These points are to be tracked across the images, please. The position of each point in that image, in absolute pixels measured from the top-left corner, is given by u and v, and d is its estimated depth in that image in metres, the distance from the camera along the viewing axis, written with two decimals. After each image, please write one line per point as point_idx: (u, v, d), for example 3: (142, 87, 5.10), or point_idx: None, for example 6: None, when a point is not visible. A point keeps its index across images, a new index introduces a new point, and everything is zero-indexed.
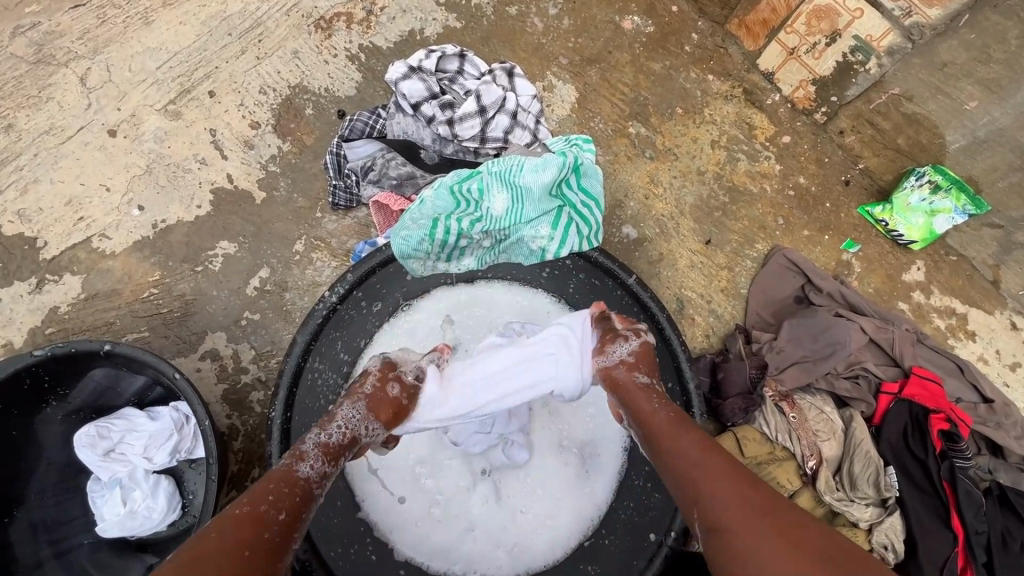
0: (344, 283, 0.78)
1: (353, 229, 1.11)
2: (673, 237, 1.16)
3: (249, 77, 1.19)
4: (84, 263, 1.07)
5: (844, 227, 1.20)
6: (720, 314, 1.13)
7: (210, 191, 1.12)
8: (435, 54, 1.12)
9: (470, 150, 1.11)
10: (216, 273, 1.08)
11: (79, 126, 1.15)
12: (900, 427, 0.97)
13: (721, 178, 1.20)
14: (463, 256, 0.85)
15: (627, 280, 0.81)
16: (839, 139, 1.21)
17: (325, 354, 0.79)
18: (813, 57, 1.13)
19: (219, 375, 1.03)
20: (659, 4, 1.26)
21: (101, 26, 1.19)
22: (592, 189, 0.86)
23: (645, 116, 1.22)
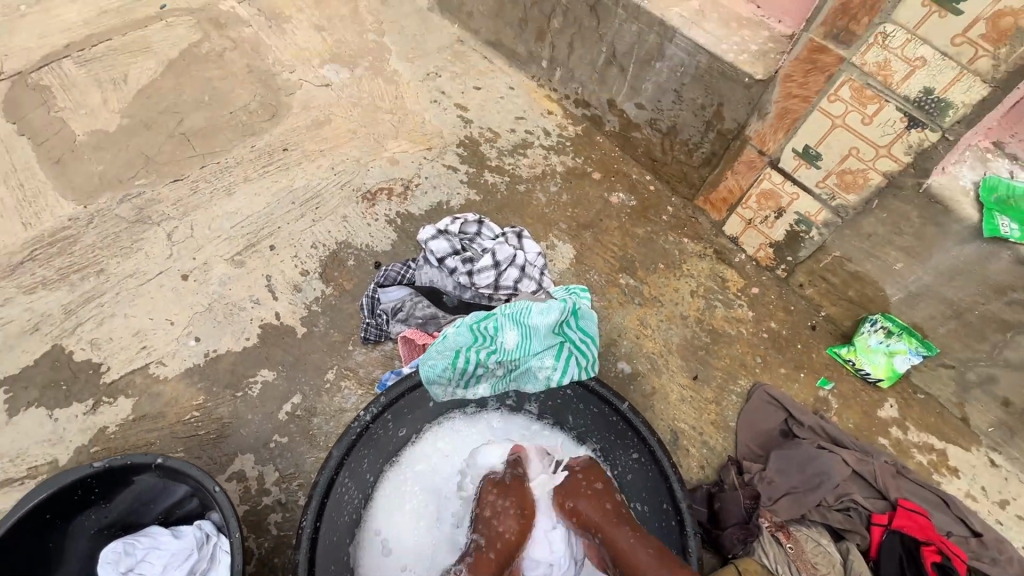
0: (378, 405, 0.92)
1: (379, 360, 1.27)
2: (663, 372, 1.30)
3: (305, 234, 1.44)
4: (139, 387, 1.21)
5: (817, 366, 1.34)
6: (712, 445, 1.22)
7: (259, 326, 1.30)
8: (459, 220, 1.39)
9: (485, 296, 1.31)
10: (253, 399, 1.20)
11: (158, 271, 1.37)
12: (897, 562, 0.99)
13: (702, 322, 1.38)
14: (479, 383, 0.99)
15: (621, 406, 0.94)
16: (800, 291, 1.41)
17: (353, 467, 0.90)
18: (766, 226, 1.39)
19: (243, 496, 1.10)
20: (639, 184, 1.58)
21: (192, 196, 1.49)
22: (589, 328, 1.02)
23: (632, 269, 1.44)
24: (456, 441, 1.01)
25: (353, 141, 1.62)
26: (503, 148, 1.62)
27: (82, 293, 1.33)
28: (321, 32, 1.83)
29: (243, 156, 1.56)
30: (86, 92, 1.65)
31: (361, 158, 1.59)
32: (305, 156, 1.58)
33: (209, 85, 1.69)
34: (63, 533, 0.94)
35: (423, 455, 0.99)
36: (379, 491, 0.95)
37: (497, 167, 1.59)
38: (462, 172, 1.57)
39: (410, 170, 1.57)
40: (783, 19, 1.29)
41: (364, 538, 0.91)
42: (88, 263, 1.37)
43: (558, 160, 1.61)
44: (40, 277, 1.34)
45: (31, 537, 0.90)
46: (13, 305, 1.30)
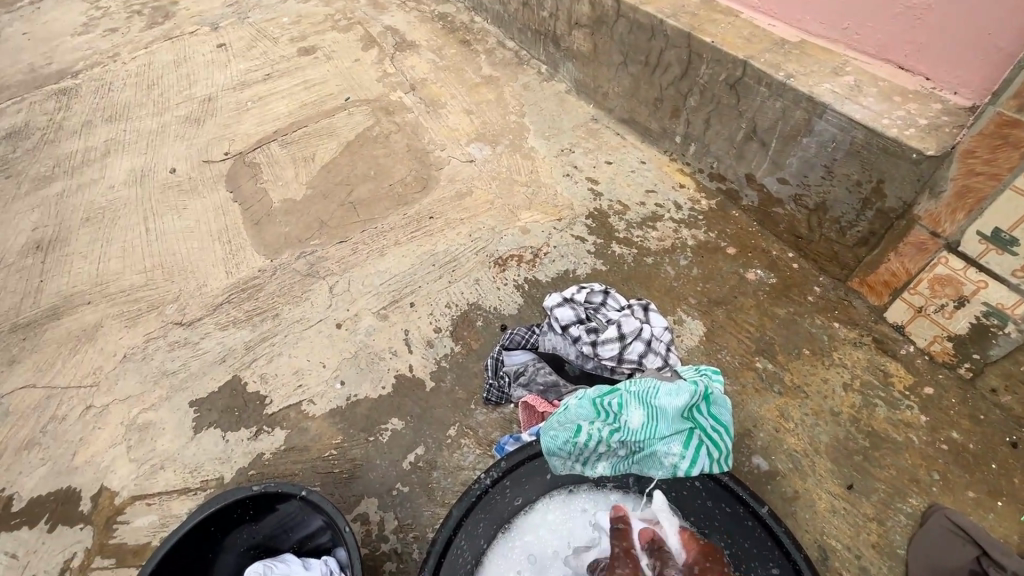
0: (498, 469, 0.93)
1: (498, 422, 1.29)
2: (809, 475, 1.14)
3: (441, 294, 1.57)
4: (292, 420, 1.37)
5: (1021, 495, 1.08)
6: (874, 574, 1.02)
7: (394, 376, 1.41)
8: (585, 290, 1.41)
9: (607, 368, 1.29)
10: (383, 445, 1.29)
11: (319, 319, 1.58)
12: None
13: (858, 421, 1.20)
14: (598, 461, 0.95)
15: (760, 510, 0.84)
16: (992, 397, 1.18)
17: (469, 528, 0.90)
18: (943, 317, 1.20)
19: (364, 538, 1.16)
20: (779, 262, 1.48)
21: (352, 255, 1.71)
22: (721, 417, 0.96)
23: (771, 353, 1.32)
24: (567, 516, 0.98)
25: (490, 211, 1.75)
26: (632, 221, 1.64)
27: (260, 333, 1.57)
28: (470, 116, 2.07)
29: (396, 222, 1.78)
30: (285, 168, 2.02)
31: (496, 226, 1.71)
32: (448, 224, 1.74)
33: (375, 162, 1.98)
34: (220, 546, 1.07)
35: (532, 525, 0.98)
36: (488, 557, 0.95)
37: (625, 239, 1.60)
38: (590, 243, 1.61)
39: (540, 239, 1.65)
40: (960, 91, 1.17)
41: None
42: (267, 308, 1.62)
43: (689, 234, 1.58)
44: (233, 317, 1.62)
45: (198, 546, 1.03)
46: (211, 338, 1.58)
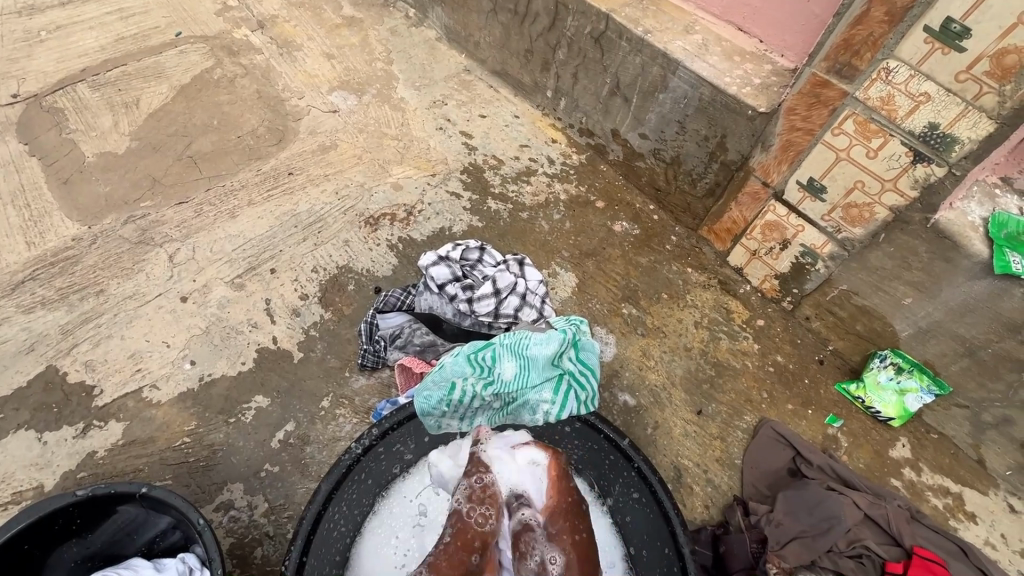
0: (369, 437, 0.91)
1: (375, 388, 1.24)
2: (667, 406, 1.27)
3: (306, 259, 1.44)
4: (130, 410, 1.19)
5: (825, 402, 1.30)
6: (717, 483, 1.18)
7: (255, 350, 1.28)
8: (460, 246, 1.38)
9: (485, 323, 1.29)
10: (246, 425, 1.18)
11: (158, 292, 1.37)
12: None
13: (706, 354, 1.35)
14: (474, 416, 0.96)
15: (622, 442, 0.92)
16: (807, 324, 1.39)
17: (342, 500, 0.87)
18: (772, 258, 1.37)
19: (230, 527, 1.07)
20: (642, 213, 1.58)
21: (196, 218, 1.49)
22: (588, 360, 1.02)
23: (635, 299, 1.42)
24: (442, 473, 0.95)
25: (358, 166, 1.63)
26: (507, 176, 1.62)
27: (80, 314, 1.32)
28: (331, 61, 1.87)
29: (249, 179, 1.58)
30: (99, 115, 1.67)
31: (365, 182, 1.60)
32: (310, 180, 1.59)
33: (218, 110, 1.72)
34: (41, 566, 0.91)
35: (414, 489, 0.94)
36: (368, 528, 0.90)
37: (500, 194, 1.59)
38: (465, 198, 1.57)
39: (413, 196, 1.57)
40: (786, 53, 1.30)
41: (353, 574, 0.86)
42: (89, 283, 1.37)
43: (561, 188, 1.61)
44: (41, 296, 1.34)
45: (9, 568, 0.86)
46: (11, 324, 1.29)
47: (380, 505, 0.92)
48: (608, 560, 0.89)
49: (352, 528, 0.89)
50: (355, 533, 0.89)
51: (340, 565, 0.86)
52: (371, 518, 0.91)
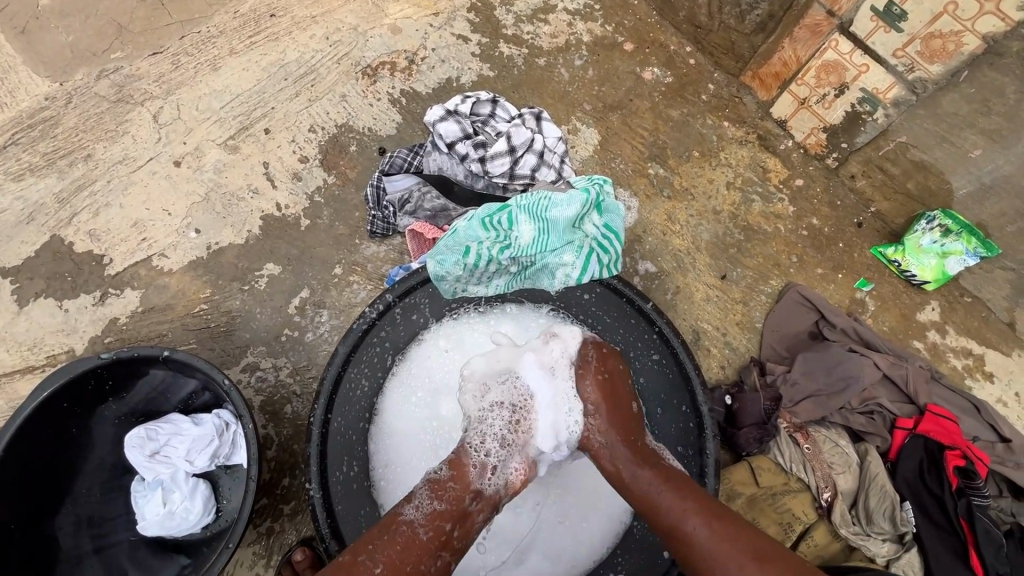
0: (384, 301, 0.86)
1: (387, 255, 1.20)
2: (689, 271, 1.22)
3: (301, 117, 1.31)
4: (143, 279, 1.18)
5: (857, 267, 1.24)
6: (736, 346, 1.17)
7: (260, 217, 1.23)
8: (470, 99, 1.23)
9: (499, 186, 1.20)
10: (261, 292, 1.17)
11: (149, 157, 1.27)
12: (916, 464, 0.97)
13: (736, 217, 1.26)
14: (490, 281, 0.92)
15: (644, 306, 0.86)
16: (850, 183, 1.27)
17: (360, 361, 0.86)
18: (823, 106, 1.20)
19: (258, 386, 1.10)
20: (676, 57, 1.37)
21: (175, 71, 1.33)
22: (612, 224, 0.94)
23: (663, 158, 1.30)
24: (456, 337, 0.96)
25: (348, 5, 1.39)
26: (521, 13, 1.39)
27: (72, 181, 1.25)
28: None
29: (225, 22, 1.36)
30: None
31: (358, 24, 1.38)
32: (295, 23, 1.37)
33: None
34: (87, 421, 0.96)
35: (428, 352, 0.95)
36: (389, 385, 0.93)
37: (514, 36, 1.37)
38: (473, 42, 1.37)
39: (414, 40, 1.37)
40: None
41: (377, 427, 0.92)
42: (73, 147, 1.27)
43: (585, 27, 1.38)
44: (27, 162, 1.25)
45: (55, 423, 0.92)
46: (3, 193, 1.23)
47: (396, 366, 0.94)
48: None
49: (375, 388, 0.92)
50: (376, 390, 0.92)
51: (367, 421, 0.90)
52: (391, 378, 0.94)
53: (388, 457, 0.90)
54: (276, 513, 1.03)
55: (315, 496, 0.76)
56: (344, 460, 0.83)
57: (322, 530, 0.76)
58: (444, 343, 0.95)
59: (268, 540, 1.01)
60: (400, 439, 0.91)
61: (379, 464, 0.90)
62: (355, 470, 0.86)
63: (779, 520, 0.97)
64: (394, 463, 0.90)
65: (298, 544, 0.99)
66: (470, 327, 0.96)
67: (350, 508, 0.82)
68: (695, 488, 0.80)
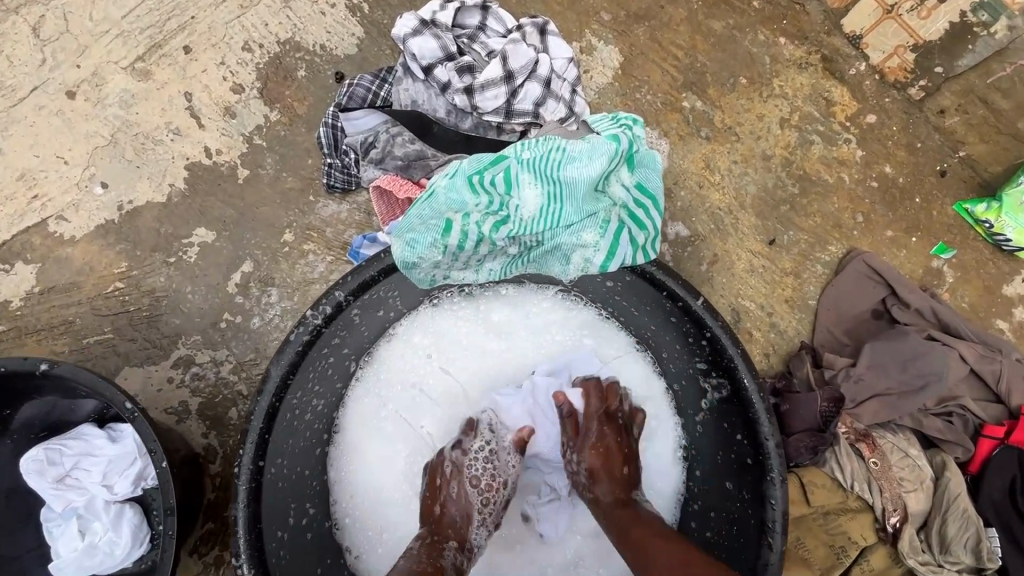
0: (332, 301, 0.60)
1: (349, 217, 0.94)
2: (730, 234, 0.98)
3: (230, 30, 0.99)
4: (38, 250, 0.92)
5: (936, 228, 1.00)
6: (783, 328, 0.96)
7: (184, 167, 0.95)
8: (452, 5, 0.92)
9: (491, 126, 0.92)
10: (191, 266, 0.92)
11: (31, 86, 0.97)
12: (1005, 480, 0.80)
13: (791, 165, 1.00)
14: (480, 266, 0.67)
15: (694, 304, 0.62)
16: (937, 120, 1.00)
17: (304, 382, 0.62)
18: (919, 16, 0.95)
19: (194, 386, 0.89)
20: None
21: None
22: (648, 185, 0.67)
23: (702, 86, 1.01)
24: (437, 329, 0.74)
25: None
26: None
27: None
28: None
29: None
30: None
31: None
32: None
33: None
34: None
35: (402, 350, 0.74)
36: (351, 397, 0.72)
37: None
38: None
39: None
40: None
41: (341, 449, 0.72)
42: None
43: None
44: None
45: None
46: None
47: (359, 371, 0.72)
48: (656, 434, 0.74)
49: (334, 402, 0.71)
50: (335, 405, 0.71)
51: (326, 444, 0.70)
52: (354, 386, 0.72)
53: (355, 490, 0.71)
54: (225, 539, 0.85)
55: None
56: (291, 509, 0.63)
57: None
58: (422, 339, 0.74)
59: (217, 571, 0.84)
60: (372, 464, 0.72)
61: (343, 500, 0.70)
62: (309, 514, 0.66)
63: (831, 543, 0.81)
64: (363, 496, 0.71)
65: None
66: (455, 318, 0.75)
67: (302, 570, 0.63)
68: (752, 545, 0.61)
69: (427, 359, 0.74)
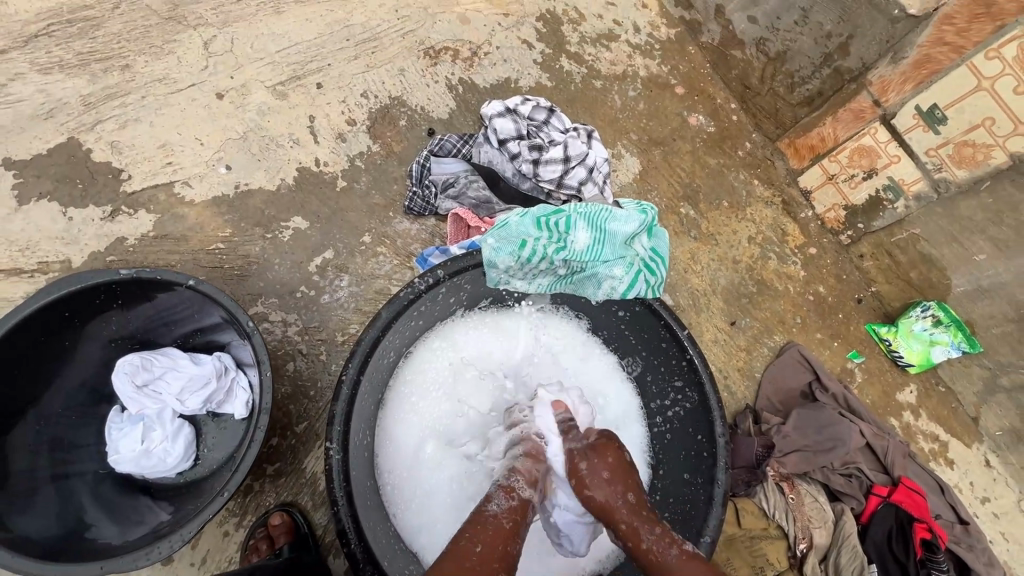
0: (434, 275, 0.84)
1: (418, 234, 1.19)
2: (703, 311, 1.27)
3: (356, 80, 1.29)
4: (162, 204, 1.12)
5: (851, 338, 1.32)
6: (734, 390, 1.22)
7: (296, 169, 1.19)
8: (530, 102, 1.25)
9: (544, 192, 1.22)
10: (283, 244, 1.13)
11: (191, 82, 1.22)
12: (885, 530, 1.03)
13: (752, 270, 1.33)
14: (535, 278, 0.92)
15: (680, 333, 0.87)
16: (857, 262, 1.36)
17: (397, 330, 0.84)
18: (849, 186, 1.29)
19: (263, 338, 1.06)
20: (721, 111, 1.44)
21: (235, 4, 1.29)
22: (659, 250, 0.96)
23: (695, 200, 1.36)
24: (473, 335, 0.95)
25: None
26: (587, 35, 1.43)
27: (104, 88, 1.18)
28: None
29: None
30: None
31: (429, 5, 1.38)
32: None
33: None
34: (80, 336, 0.90)
35: (443, 350, 0.94)
36: (398, 378, 0.90)
37: (576, 55, 1.41)
38: (537, 50, 1.40)
39: (481, 34, 1.38)
40: None
41: (385, 422, 0.88)
42: (112, 54, 1.20)
43: (643, 62, 1.44)
44: (59, 58, 1.18)
45: (48, 331, 0.85)
46: (26, 82, 1.16)
47: (409, 356, 0.91)
48: (631, 436, 0.94)
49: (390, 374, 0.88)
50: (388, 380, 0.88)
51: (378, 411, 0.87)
52: (401, 369, 0.90)
53: (395, 439, 0.88)
54: (258, 473, 0.98)
55: (335, 457, 0.74)
56: (362, 427, 0.81)
57: (335, 494, 0.73)
58: (459, 342, 0.94)
59: (245, 499, 0.97)
60: (408, 441, 0.89)
61: (387, 441, 0.87)
62: (369, 438, 0.83)
63: (752, 562, 1.01)
64: (400, 463, 0.87)
65: (278, 507, 0.96)
66: (489, 327, 0.97)
67: (360, 479, 0.79)
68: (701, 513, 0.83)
69: (460, 360, 0.94)
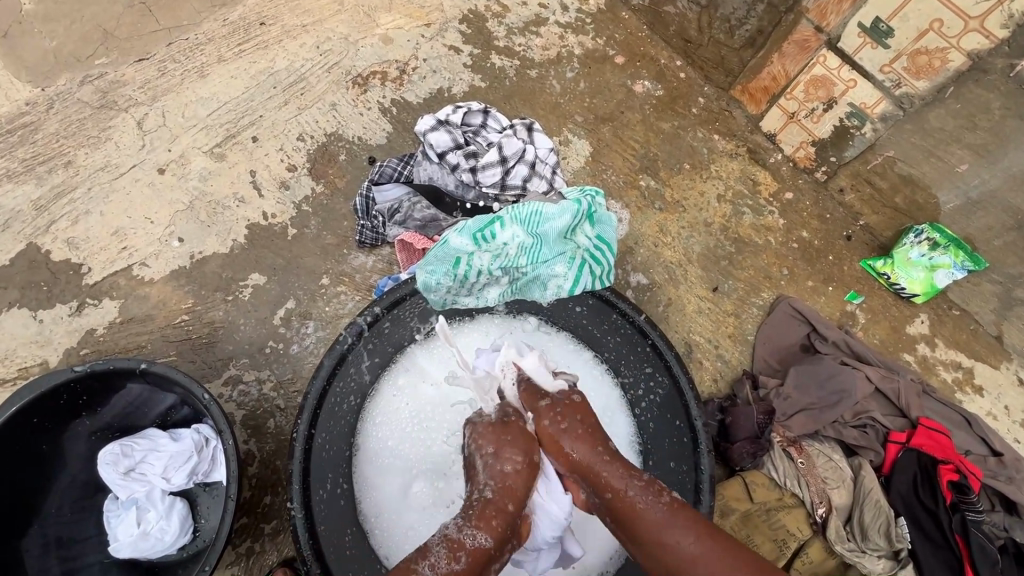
0: (372, 312, 0.84)
1: (376, 266, 1.18)
2: (681, 283, 1.22)
3: (290, 125, 1.29)
4: (124, 289, 1.14)
5: (847, 279, 1.24)
6: (728, 358, 1.17)
7: (245, 226, 1.20)
8: (461, 108, 1.22)
9: (490, 197, 1.19)
10: (244, 303, 1.14)
11: (132, 164, 1.24)
12: (909, 478, 0.97)
13: (727, 229, 1.26)
14: (479, 292, 0.91)
15: (637, 318, 0.85)
16: (839, 197, 1.28)
17: (347, 375, 0.84)
18: (812, 121, 1.21)
19: (240, 401, 1.08)
20: (667, 71, 1.37)
21: (161, 78, 1.31)
22: (604, 236, 0.95)
23: (655, 170, 1.30)
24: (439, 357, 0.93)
25: (340, 15, 1.37)
26: (513, 25, 1.38)
27: (52, 188, 1.21)
28: None
29: (214, 29, 1.34)
30: None
31: (350, 33, 1.37)
32: (285, 31, 1.35)
33: None
34: (59, 437, 0.92)
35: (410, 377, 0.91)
36: (367, 414, 0.89)
37: (506, 48, 1.37)
38: (465, 54, 1.36)
39: (406, 50, 1.36)
40: None
41: (362, 462, 0.87)
42: (54, 154, 1.24)
43: (576, 40, 1.38)
44: (5, 168, 1.22)
45: (24, 439, 0.88)
46: None
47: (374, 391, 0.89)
48: (617, 429, 0.89)
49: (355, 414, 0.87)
50: (354, 420, 0.87)
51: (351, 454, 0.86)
52: (369, 405, 0.89)
53: (374, 477, 0.86)
54: (256, 533, 1.00)
55: (297, 517, 0.74)
56: (329, 479, 0.81)
57: (303, 554, 0.74)
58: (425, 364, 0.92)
59: (248, 561, 0.98)
60: (388, 478, 0.87)
61: (368, 484, 0.86)
62: (343, 486, 0.83)
63: (774, 537, 0.95)
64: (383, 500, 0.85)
65: (280, 564, 0.96)
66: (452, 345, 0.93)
67: (334, 531, 0.79)
68: (690, 505, 0.80)
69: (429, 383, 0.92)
